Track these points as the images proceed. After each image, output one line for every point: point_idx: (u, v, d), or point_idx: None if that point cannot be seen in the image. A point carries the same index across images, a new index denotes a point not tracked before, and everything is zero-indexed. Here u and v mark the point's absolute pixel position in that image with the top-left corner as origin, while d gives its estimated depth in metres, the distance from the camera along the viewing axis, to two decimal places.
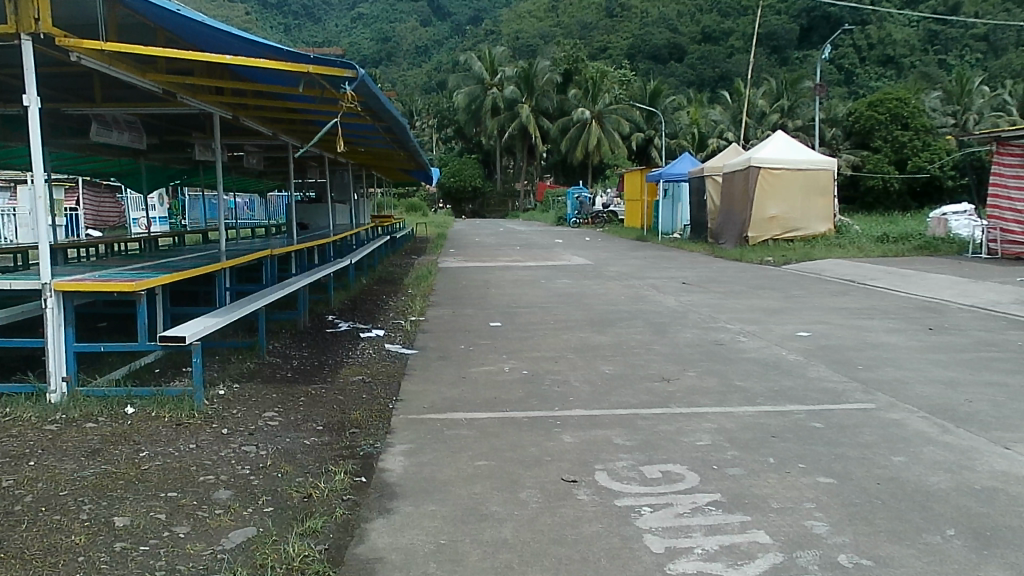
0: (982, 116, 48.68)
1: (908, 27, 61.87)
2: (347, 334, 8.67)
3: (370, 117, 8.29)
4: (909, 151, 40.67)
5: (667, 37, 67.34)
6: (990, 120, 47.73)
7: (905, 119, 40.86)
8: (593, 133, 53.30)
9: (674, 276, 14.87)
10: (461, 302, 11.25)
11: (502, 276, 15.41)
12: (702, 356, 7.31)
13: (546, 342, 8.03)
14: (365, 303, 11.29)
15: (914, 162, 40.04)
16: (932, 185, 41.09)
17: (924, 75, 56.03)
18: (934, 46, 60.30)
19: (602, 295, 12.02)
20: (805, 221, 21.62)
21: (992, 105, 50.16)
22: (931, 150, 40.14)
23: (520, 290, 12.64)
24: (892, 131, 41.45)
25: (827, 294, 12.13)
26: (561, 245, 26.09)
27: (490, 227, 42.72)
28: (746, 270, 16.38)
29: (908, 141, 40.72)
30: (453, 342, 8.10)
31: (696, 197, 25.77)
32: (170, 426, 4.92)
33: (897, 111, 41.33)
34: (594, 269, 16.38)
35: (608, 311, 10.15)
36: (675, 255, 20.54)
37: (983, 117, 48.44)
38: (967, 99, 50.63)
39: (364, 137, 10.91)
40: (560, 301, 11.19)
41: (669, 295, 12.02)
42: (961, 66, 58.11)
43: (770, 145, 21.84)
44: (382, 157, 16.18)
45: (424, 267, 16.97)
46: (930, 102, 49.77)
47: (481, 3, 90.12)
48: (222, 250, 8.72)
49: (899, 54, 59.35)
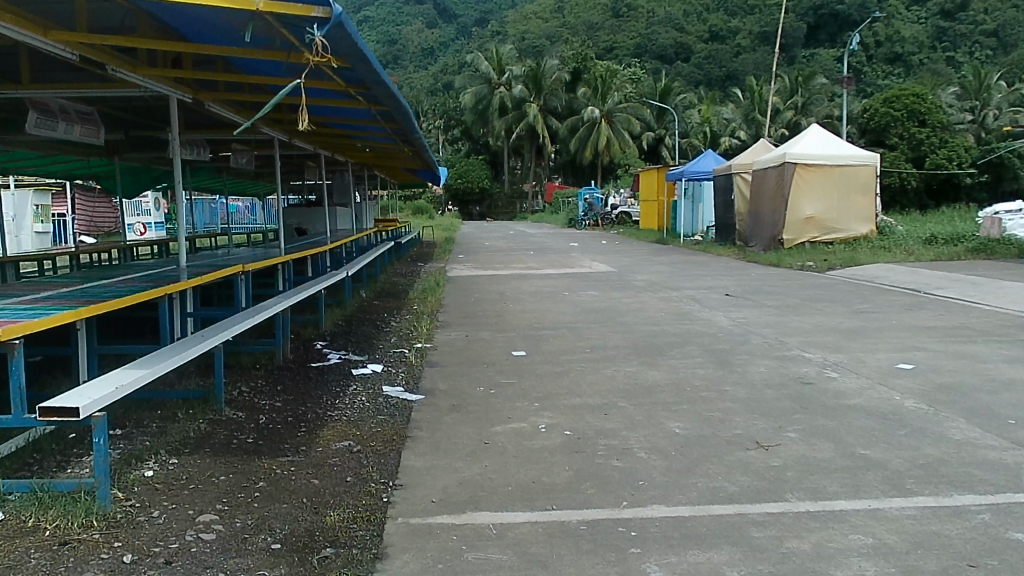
0: (1001, 111, 46.78)
1: (916, 24, 60.01)
2: (336, 368, 6.98)
3: (361, 97, 6.69)
4: (926, 147, 38.74)
5: (673, 37, 66.11)
6: (1009, 116, 45.83)
7: (921, 116, 38.95)
8: (602, 133, 51.64)
9: (713, 285, 13.19)
10: (473, 323, 9.55)
11: (518, 286, 13.73)
12: (795, 403, 5.62)
13: (587, 381, 6.36)
14: (362, 324, 9.60)
15: (932, 159, 38.20)
16: (950, 181, 39.19)
17: (939, 69, 54.15)
18: (944, 42, 58.51)
19: (640, 311, 10.31)
20: (844, 221, 19.82)
21: (1011, 100, 48.30)
22: (948, 146, 38.59)
23: (542, 306, 10.95)
24: (908, 128, 39.37)
25: (899, 308, 10.38)
26: (578, 249, 24.41)
27: (499, 230, 41.04)
28: (790, 278, 14.64)
29: (925, 138, 38.82)
30: (468, 382, 6.42)
31: (721, 197, 24.01)
32: (44, 550, 3.25)
33: (913, 107, 39.35)
34: (620, 278, 14.67)
35: (656, 335, 8.44)
36: (704, 260, 18.82)
37: (1002, 113, 46.54)
38: (985, 94, 48.69)
39: (361, 128, 9.30)
40: (593, 321, 9.51)
41: (718, 311, 10.32)
42: (970, 62, 56.13)
43: (805, 140, 20.08)
44: (384, 154, 14.54)
45: (430, 277, 15.30)
46: (946, 98, 47.88)
47: (485, 5, 88.58)
48: (182, 266, 7.06)
49: (907, 51, 57.25)
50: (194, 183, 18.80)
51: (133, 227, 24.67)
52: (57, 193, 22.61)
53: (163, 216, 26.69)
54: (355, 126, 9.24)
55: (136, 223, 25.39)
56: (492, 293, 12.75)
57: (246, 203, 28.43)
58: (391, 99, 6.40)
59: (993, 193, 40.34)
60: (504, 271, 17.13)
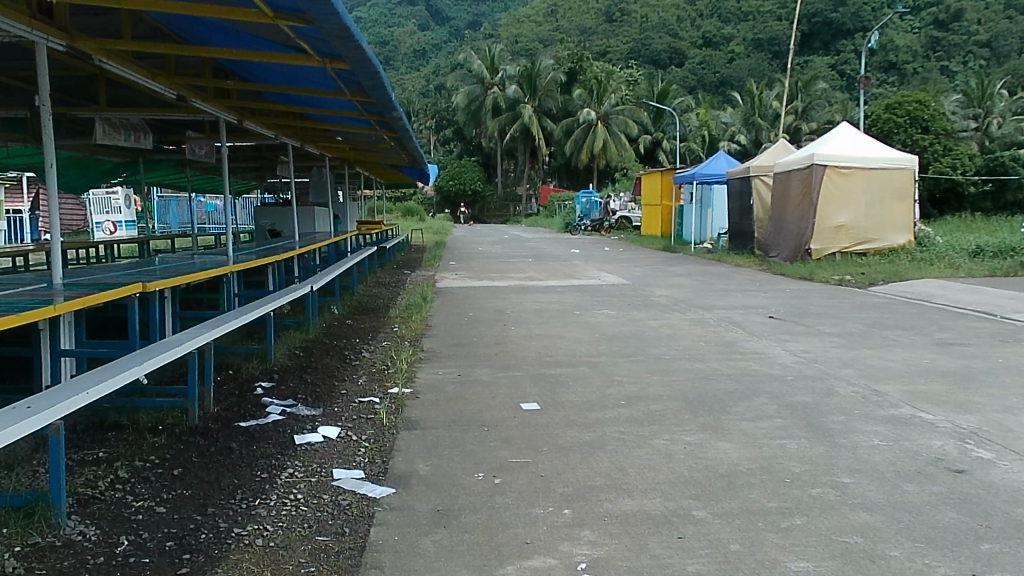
0: (1005, 120, 45.10)
1: (910, 34, 58.49)
2: (272, 432, 4.89)
3: (304, 38, 4.83)
4: (930, 156, 37.06)
5: (667, 42, 64.34)
6: (1013, 124, 44.15)
7: (924, 123, 37.15)
8: (599, 135, 49.73)
9: (749, 304, 11.26)
10: (468, 356, 7.50)
11: (520, 302, 11.76)
12: (967, 519, 3.64)
13: (635, 465, 4.35)
14: (326, 354, 7.52)
15: (937, 167, 36.51)
16: (953, 190, 37.37)
17: (936, 77, 52.42)
18: (938, 52, 56.77)
19: (677, 341, 8.32)
20: (880, 230, 17.96)
21: (1013, 109, 46.68)
22: (954, 154, 36.85)
23: (552, 331, 8.94)
24: (911, 135, 37.35)
25: (990, 341, 8.44)
26: (580, 256, 22.48)
27: (492, 233, 38.96)
28: (832, 295, 12.71)
29: (929, 146, 37.03)
30: (461, 462, 4.39)
31: (736, 203, 22.10)
32: None
33: (916, 114, 37.33)
34: (637, 292, 12.71)
35: (709, 378, 6.47)
36: (725, 272, 16.85)
37: (1006, 121, 44.84)
38: (988, 102, 47.02)
39: (324, 103, 7.37)
40: (619, 355, 7.52)
41: (770, 341, 8.35)
42: (965, 72, 54.54)
43: (834, 140, 18.27)
44: (364, 145, 12.52)
45: (417, 289, 13.28)
46: (948, 105, 46.22)
47: (479, 8, 86.15)
48: (55, 283, 5.00)
49: (902, 60, 55.70)
50: (156, 177, 16.84)
51: (102, 227, 22.79)
52: (12, 187, 20.61)
53: (133, 213, 24.83)
54: (318, 102, 7.36)
55: (103, 221, 23.56)
56: (490, 311, 10.74)
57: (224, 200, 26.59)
58: (342, 41, 4.55)
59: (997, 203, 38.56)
60: (500, 281, 15.12)
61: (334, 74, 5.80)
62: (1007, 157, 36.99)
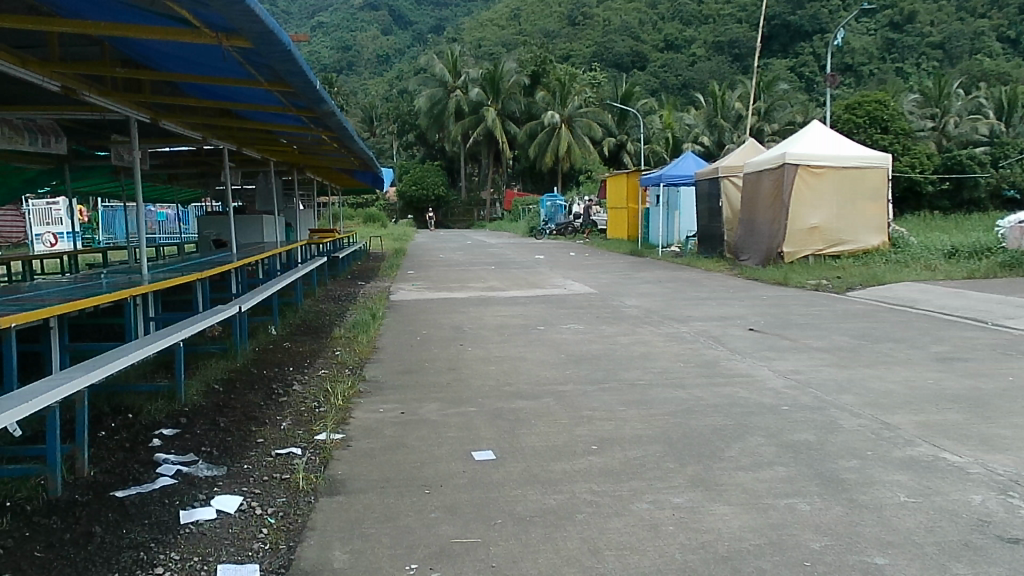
0: (961, 119, 45.25)
1: (866, 36, 58.68)
2: (154, 506, 3.85)
3: (182, 5, 3.90)
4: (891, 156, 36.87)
5: (629, 45, 63.87)
6: (970, 123, 44.29)
7: (885, 123, 36.99)
8: (562, 138, 49.05)
9: (727, 315, 10.46)
10: (415, 387, 6.54)
11: (480, 317, 10.82)
12: None
13: (612, 543, 3.42)
14: (249, 389, 6.46)
15: (897, 166, 36.48)
16: (912, 190, 37.31)
17: (892, 78, 52.60)
18: (893, 54, 56.94)
19: (654, 362, 7.43)
20: (854, 231, 17.35)
21: (969, 108, 46.95)
22: (913, 153, 36.76)
23: (514, 351, 8.00)
24: (871, 135, 37.06)
25: (991, 354, 7.71)
26: (545, 262, 21.63)
27: (455, 239, 37.94)
28: (811, 303, 12.00)
29: (890, 146, 36.83)
30: (389, 547, 3.42)
31: (704, 205, 21.45)
32: None
33: (875, 114, 36.93)
34: (605, 303, 11.87)
35: (692, 411, 5.59)
36: (696, 278, 16.10)
37: (962, 120, 45.00)
38: (945, 101, 47.21)
39: (243, 96, 6.37)
40: (588, 382, 6.61)
41: (755, 360, 7.52)
42: (920, 74, 54.86)
43: (805, 139, 17.69)
44: (307, 147, 11.47)
45: (368, 304, 12.27)
46: (906, 104, 46.31)
47: (440, 12, 84.71)
48: None
49: (858, 62, 55.80)
50: (91, 186, 15.66)
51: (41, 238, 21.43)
52: None
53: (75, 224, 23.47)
54: (237, 94, 6.39)
55: (43, 232, 22.18)
56: (446, 329, 9.78)
57: (176, 209, 25.36)
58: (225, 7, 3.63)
59: (955, 202, 38.46)
60: (459, 292, 14.15)
61: (237, 53, 4.86)
62: (965, 156, 37.48)
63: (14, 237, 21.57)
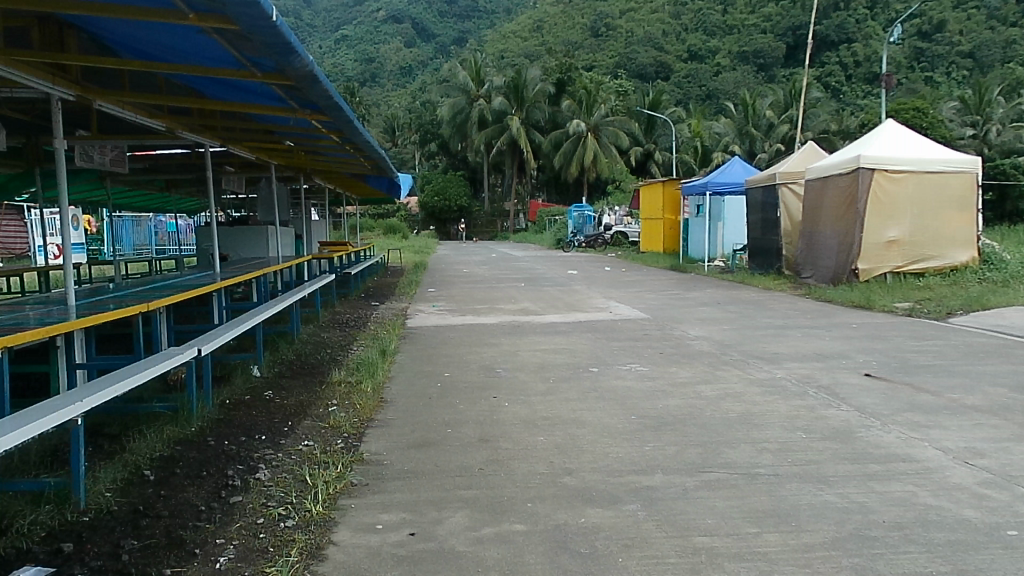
0: (1005, 126, 42.60)
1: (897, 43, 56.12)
2: None
3: None
4: None
5: (653, 56, 61.81)
6: (1014, 131, 41.61)
7: (924, 131, 34.71)
8: (588, 146, 47.06)
9: (823, 353, 8.35)
10: (434, 479, 4.49)
11: (513, 351, 8.82)
12: None
13: None
14: (189, 478, 4.45)
15: None
16: None
17: (924, 87, 50.09)
18: (922, 63, 53.96)
19: (764, 433, 5.35)
20: (937, 245, 15.12)
21: (1010, 116, 44.18)
22: None
23: (567, 411, 5.96)
24: None
25: None
26: (579, 279, 19.55)
27: (478, 252, 35.99)
28: (914, 334, 9.85)
29: None
30: None
31: (757, 215, 19.31)
32: None
33: (915, 122, 35.04)
34: (666, 334, 9.81)
35: (872, 543, 3.53)
36: (759, 299, 14.00)
37: (1006, 128, 42.33)
38: (987, 109, 44.46)
39: (182, 49, 4.41)
40: (684, 470, 4.56)
41: (902, 430, 5.42)
42: (948, 84, 52.23)
43: (879, 139, 15.52)
44: (306, 144, 9.48)
45: (378, 333, 10.26)
46: (944, 112, 43.79)
47: (463, 25, 82.92)
48: None
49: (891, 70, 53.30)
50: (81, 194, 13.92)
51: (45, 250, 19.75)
52: None
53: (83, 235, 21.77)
54: (177, 48, 4.42)
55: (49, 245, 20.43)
56: (473, 369, 7.78)
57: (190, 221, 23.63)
58: None
59: (1002, 214, 35.80)
60: (486, 316, 12.16)
61: None
62: (1007, 165, 34.32)
63: (17, 247, 20.12)
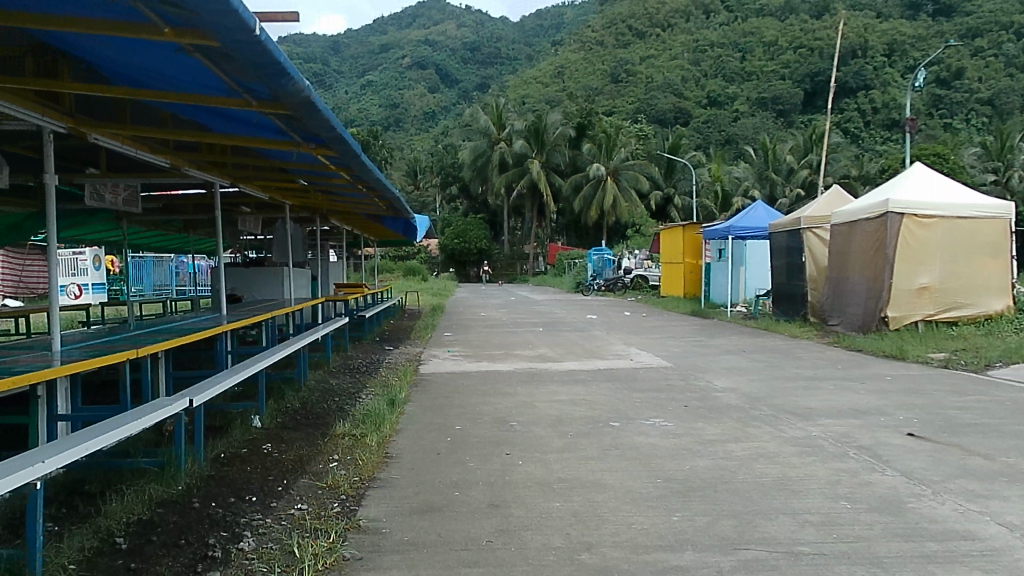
0: None
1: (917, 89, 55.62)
2: None
3: None
4: None
5: (672, 101, 61.96)
6: None
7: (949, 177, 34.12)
8: (608, 190, 46.89)
9: (861, 409, 7.80)
10: (435, 552, 4.02)
11: (529, 402, 8.35)
12: None
13: None
14: (163, 546, 4.02)
15: None
16: None
17: (946, 134, 49.60)
18: (940, 110, 52.96)
19: (803, 501, 4.83)
20: (971, 293, 14.55)
21: None
22: None
23: (586, 472, 5.48)
24: None
25: None
26: (599, 324, 19.07)
27: (498, 296, 35.69)
28: (955, 388, 9.25)
29: None
30: None
31: (782, 261, 18.81)
32: None
33: (937, 167, 34.48)
34: (691, 384, 9.31)
35: None
36: (786, 348, 13.46)
37: None
38: (1010, 154, 43.45)
39: (173, 75, 4.14)
40: (716, 547, 4.06)
41: (958, 501, 4.88)
42: (968, 131, 51.62)
43: (907, 183, 15.06)
44: (319, 183, 9.22)
45: (388, 380, 9.84)
46: (967, 158, 43.23)
47: (485, 71, 83.91)
48: None
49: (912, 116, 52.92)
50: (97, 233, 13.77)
51: (64, 290, 19.63)
52: None
53: (103, 275, 21.70)
54: (167, 75, 4.15)
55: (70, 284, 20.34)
56: (486, 421, 7.31)
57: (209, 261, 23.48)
58: None
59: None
60: (502, 363, 11.71)
61: None
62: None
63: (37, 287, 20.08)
